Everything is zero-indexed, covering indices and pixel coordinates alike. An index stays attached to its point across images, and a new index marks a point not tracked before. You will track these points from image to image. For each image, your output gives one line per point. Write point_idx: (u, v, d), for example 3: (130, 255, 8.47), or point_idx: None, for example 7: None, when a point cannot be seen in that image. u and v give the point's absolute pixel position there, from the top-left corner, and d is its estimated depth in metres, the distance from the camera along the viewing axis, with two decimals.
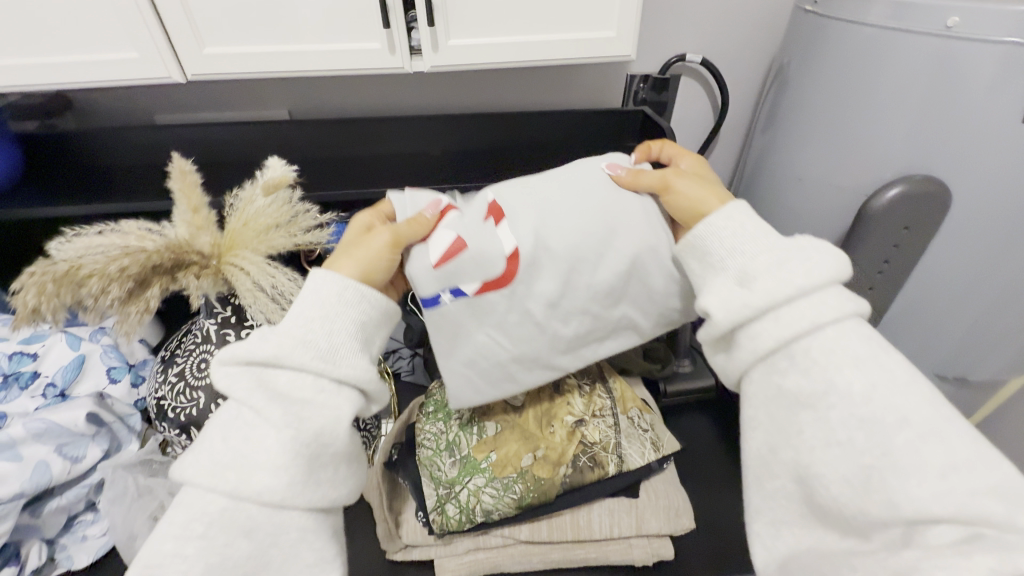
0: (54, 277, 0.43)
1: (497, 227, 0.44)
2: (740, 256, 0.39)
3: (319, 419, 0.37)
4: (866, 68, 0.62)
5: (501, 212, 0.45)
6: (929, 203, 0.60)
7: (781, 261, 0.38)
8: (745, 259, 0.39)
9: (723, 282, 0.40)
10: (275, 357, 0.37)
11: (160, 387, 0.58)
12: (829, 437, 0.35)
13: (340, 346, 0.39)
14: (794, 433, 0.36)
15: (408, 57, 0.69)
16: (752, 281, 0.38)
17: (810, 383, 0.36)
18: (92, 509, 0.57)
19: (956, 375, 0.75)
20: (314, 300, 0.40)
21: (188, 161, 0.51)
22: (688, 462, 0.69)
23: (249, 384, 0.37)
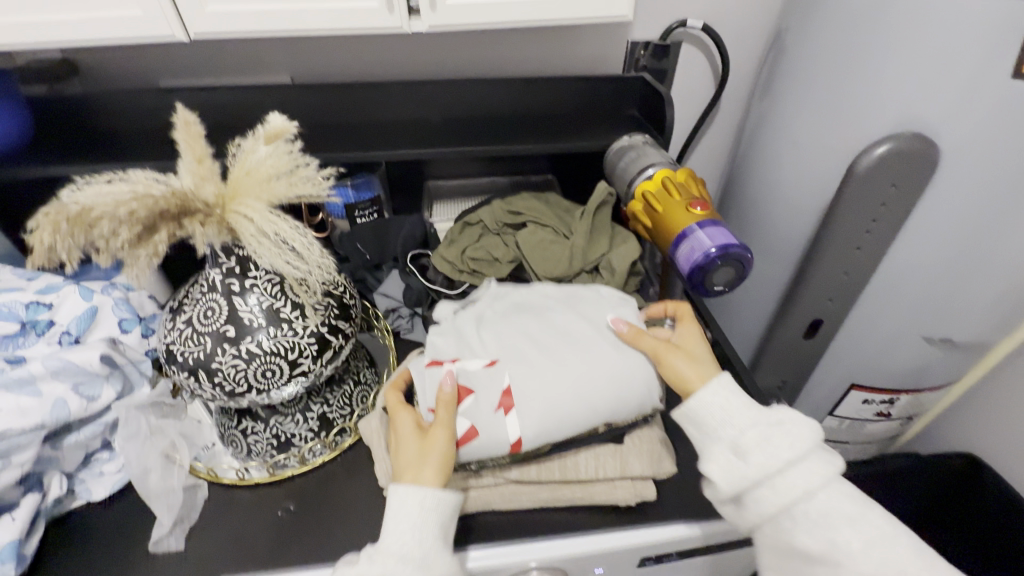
0: (68, 217, 0.45)
1: (507, 416, 0.54)
2: (731, 428, 0.52)
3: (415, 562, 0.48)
4: (862, 29, 0.63)
5: (510, 403, 0.55)
6: (917, 162, 0.61)
7: (765, 435, 0.50)
8: (735, 433, 0.52)
9: (722, 451, 0.51)
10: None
11: (169, 334, 0.60)
12: (802, 530, 0.49)
13: (429, 555, 0.49)
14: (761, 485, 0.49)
15: (406, 16, 0.69)
16: (744, 454, 0.50)
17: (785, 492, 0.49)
18: (106, 448, 0.61)
19: (942, 337, 0.76)
20: (405, 514, 0.50)
21: (192, 113, 0.53)
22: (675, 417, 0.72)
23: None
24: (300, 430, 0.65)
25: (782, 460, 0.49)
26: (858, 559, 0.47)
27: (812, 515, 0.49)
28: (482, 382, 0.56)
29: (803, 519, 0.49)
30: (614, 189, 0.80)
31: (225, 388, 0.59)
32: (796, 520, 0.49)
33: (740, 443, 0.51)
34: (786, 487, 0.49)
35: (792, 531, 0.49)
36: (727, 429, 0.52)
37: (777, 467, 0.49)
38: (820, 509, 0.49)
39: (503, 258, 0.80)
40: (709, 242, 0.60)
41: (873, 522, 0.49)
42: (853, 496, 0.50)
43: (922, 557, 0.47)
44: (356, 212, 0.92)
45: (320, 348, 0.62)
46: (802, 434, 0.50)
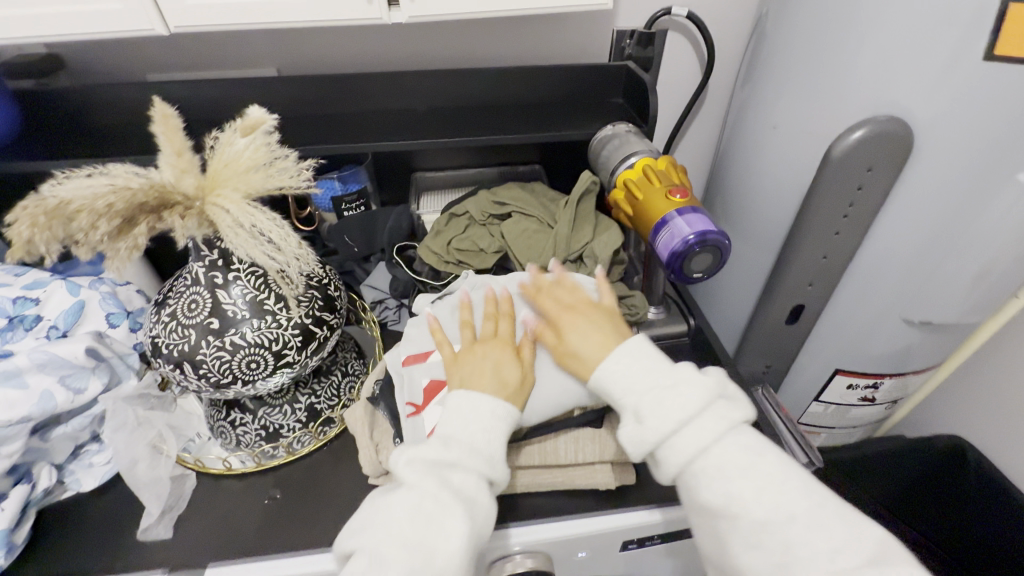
0: (46, 211, 0.46)
1: None
2: (631, 396, 0.52)
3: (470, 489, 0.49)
4: (838, 14, 0.63)
5: None
6: (896, 145, 0.60)
7: (658, 398, 0.50)
8: (634, 398, 0.51)
9: (626, 419, 0.52)
10: (453, 464, 0.50)
11: (154, 327, 0.61)
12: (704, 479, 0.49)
13: (492, 457, 0.51)
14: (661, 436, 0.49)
15: (386, 7, 0.69)
16: (644, 416, 0.50)
17: (688, 446, 0.49)
18: (96, 440, 0.62)
19: (922, 321, 0.77)
20: (473, 419, 0.52)
21: (169, 106, 0.53)
22: None
23: (437, 485, 0.48)
24: (288, 421, 0.66)
25: (676, 419, 0.49)
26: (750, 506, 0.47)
27: (715, 472, 0.48)
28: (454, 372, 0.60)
29: (701, 473, 0.49)
30: (598, 178, 0.81)
31: (210, 379, 0.60)
32: (702, 477, 0.49)
33: (637, 410, 0.51)
34: (685, 443, 0.49)
35: (697, 487, 0.49)
36: (628, 401, 0.52)
37: (672, 426, 0.49)
38: (719, 462, 0.49)
39: (488, 249, 0.81)
40: (687, 229, 0.60)
41: (764, 472, 0.48)
42: (749, 446, 0.49)
43: (808, 497, 0.47)
44: (343, 205, 0.92)
45: (305, 339, 0.63)
46: (694, 394, 0.50)
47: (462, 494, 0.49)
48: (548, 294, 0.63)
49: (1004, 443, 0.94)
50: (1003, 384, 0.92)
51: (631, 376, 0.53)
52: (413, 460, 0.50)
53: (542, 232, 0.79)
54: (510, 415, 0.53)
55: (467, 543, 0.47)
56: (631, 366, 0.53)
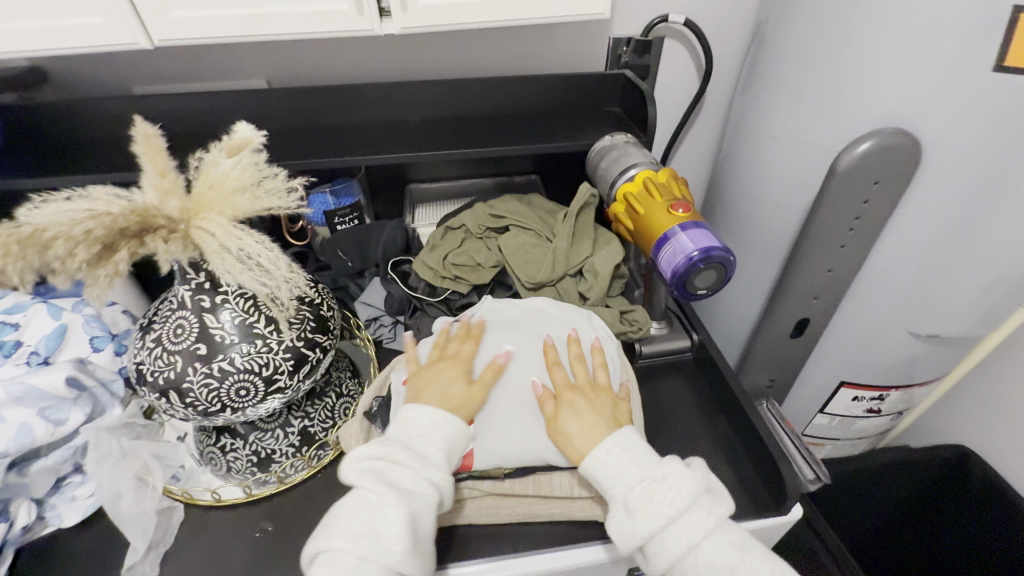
0: (19, 240, 0.43)
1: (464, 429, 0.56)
2: (620, 486, 0.50)
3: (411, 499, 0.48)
4: (840, 23, 0.61)
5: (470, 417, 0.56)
6: (902, 157, 0.59)
7: (647, 491, 0.49)
8: (623, 489, 0.50)
9: (615, 511, 0.50)
10: (390, 463, 0.50)
11: (139, 353, 0.59)
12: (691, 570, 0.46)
13: (431, 459, 0.51)
14: (648, 534, 0.47)
15: (377, 18, 0.67)
16: (632, 509, 0.48)
17: (678, 548, 0.46)
18: (79, 471, 0.59)
19: (928, 333, 0.76)
20: (422, 429, 0.53)
21: (152, 125, 0.51)
22: (661, 422, 0.71)
23: (373, 479, 0.48)
24: (281, 446, 0.64)
25: (664, 516, 0.47)
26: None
27: (704, 565, 0.46)
28: None
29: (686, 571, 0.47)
30: (596, 190, 0.79)
31: (198, 407, 0.58)
32: (690, 568, 0.46)
33: (625, 501, 0.49)
34: (674, 540, 0.47)
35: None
36: (613, 484, 0.50)
37: (662, 522, 0.47)
38: (708, 558, 0.46)
39: (486, 263, 0.79)
40: (690, 246, 0.59)
41: (753, 567, 0.46)
42: (734, 541, 0.47)
43: None
44: (336, 218, 0.90)
45: (297, 363, 0.61)
46: (681, 488, 0.48)
47: (401, 490, 0.48)
48: (558, 367, 0.59)
49: (1012, 453, 0.92)
50: (1009, 394, 0.91)
51: (621, 468, 0.51)
52: (355, 461, 0.50)
53: (540, 246, 0.78)
54: (455, 433, 0.53)
55: (410, 529, 0.46)
56: (621, 457, 0.52)
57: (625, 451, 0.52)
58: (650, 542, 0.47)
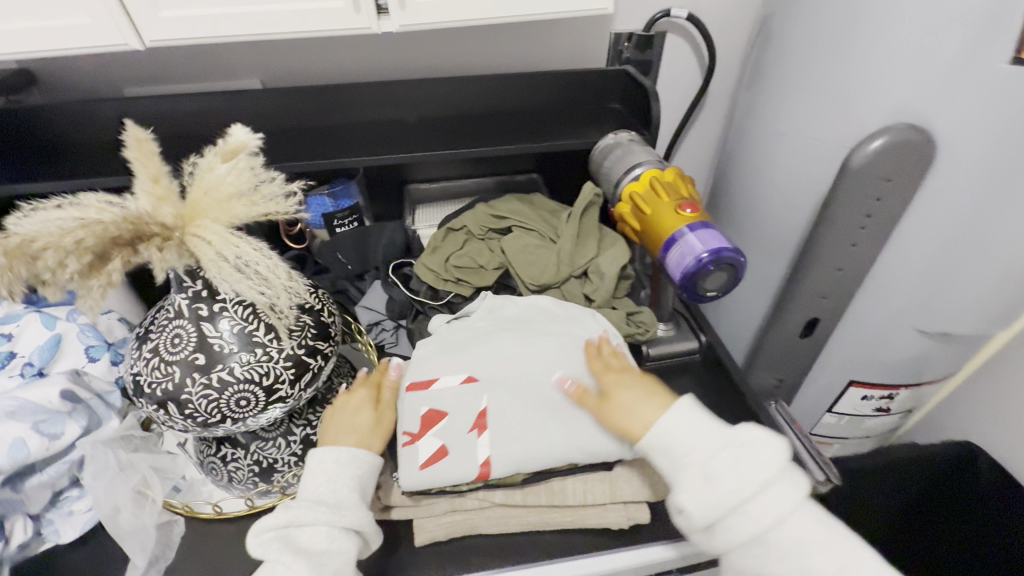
0: (6, 251, 0.42)
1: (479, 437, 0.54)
2: (698, 454, 0.49)
3: (323, 559, 0.47)
4: (848, 16, 0.60)
5: (484, 423, 0.55)
6: (915, 152, 0.57)
7: (733, 458, 0.48)
8: (701, 458, 0.49)
9: (691, 480, 0.48)
10: (295, 523, 0.48)
11: (136, 364, 0.57)
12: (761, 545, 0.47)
13: (345, 503, 0.50)
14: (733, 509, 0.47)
15: (374, 16, 0.65)
16: (714, 478, 0.47)
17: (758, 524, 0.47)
18: (77, 485, 0.58)
19: (939, 331, 0.74)
20: (336, 478, 0.51)
21: (145, 129, 0.50)
22: None
23: (280, 547, 0.47)
24: (282, 455, 0.63)
25: (759, 483, 0.46)
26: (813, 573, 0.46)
27: (790, 538, 0.47)
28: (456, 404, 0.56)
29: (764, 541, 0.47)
30: (600, 190, 0.78)
31: (197, 418, 0.56)
32: (768, 541, 0.47)
33: (702, 473, 0.48)
34: (756, 515, 0.46)
35: (762, 555, 0.47)
36: (682, 453, 0.49)
37: (751, 490, 0.46)
38: (791, 530, 0.47)
39: (488, 265, 0.78)
40: (699, 247, 0.58)
41: (829, 539, 0.48)
42: (820, 518, 0.48)
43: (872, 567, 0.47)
44: (335, 221, 0.88)
45: (298, 372, 0.59)
46: (770, 455, 0.48)
47: (313, 551, 0.47)
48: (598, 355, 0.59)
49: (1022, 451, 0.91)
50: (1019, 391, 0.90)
51: (690, 440, 0.50)
52: (258, 533, 0.48)
53: (544, 247, 0.76)
54: (364, 464, 0.53)
55: None
56: (691, 428, 0.50)
57: (696, 422, 0.51)
58: (727, 518, 0.47)
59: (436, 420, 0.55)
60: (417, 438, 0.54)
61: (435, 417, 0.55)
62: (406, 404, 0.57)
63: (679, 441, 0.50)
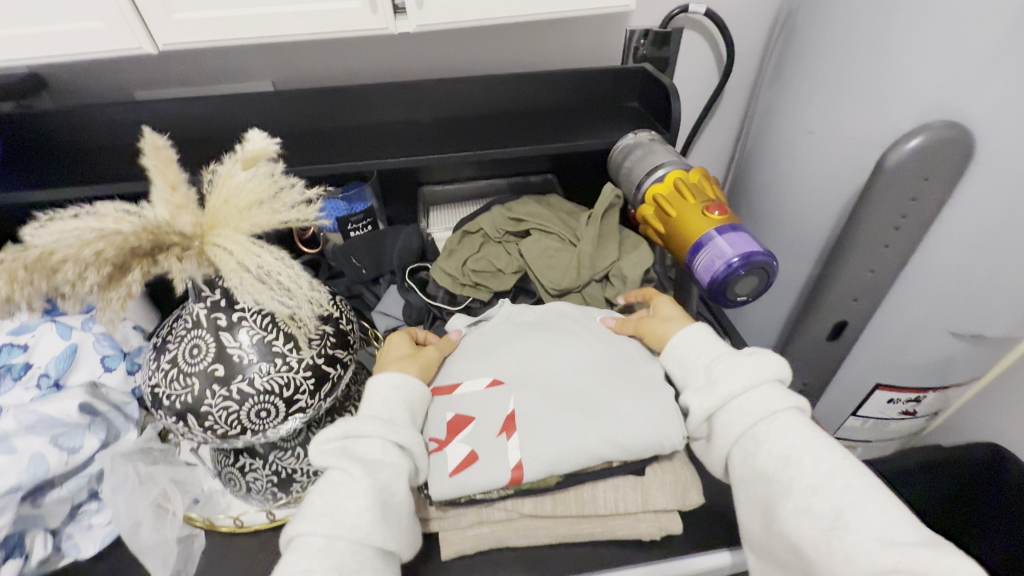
0: (25, 264, 0.40)
1: (508, 440, 0.52)
2: (703, 360, 0.55)
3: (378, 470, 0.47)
4: (880, 10, 0.58)
5: (513, 426, 0.53)
6: (953, 150, 0.55)
7: (728, 362, 0.52)
8: (705, 364, 0.54)
9: (695, 382, 0.54)
10: (349, 437, 0.48)
11: (153, 375, 0.56)
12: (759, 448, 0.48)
13: (398, 420, 0.50)
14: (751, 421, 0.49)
15: (392, 16, 0.64)
16: (714, 379, 0.52)
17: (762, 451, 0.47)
18: (95, 498, 0.57)
19: (973, 333, 0.72)
20: (379, 399, 0.52)
21: (161, 135, 0.48)
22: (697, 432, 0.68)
23: (340, 452, 0.47)
24: (302, 464, 0.62)
25: (746, 378, 0.50)
26: (803, 475, 0.45)
27: (777, 435, 0.48)
28: (483, 409, 0.55)
29: (758, 438, 0.49)
30: (621, 191, 0.76)
31: (216, 431, 0.55)
32: (764, 443, 0.48)
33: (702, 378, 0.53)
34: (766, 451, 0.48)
35: (754, 450, 0.49)
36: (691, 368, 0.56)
37: (742, 385, 0.50)
38: (782, 427, 0.48)
39: (507, 269, 0.76)
40: (729, 251, 0.56)
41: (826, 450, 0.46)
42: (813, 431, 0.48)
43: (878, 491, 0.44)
44: (349, 225, 0.87)
45: (318, 381, 0.58)
46: (769, 362, 0.51)
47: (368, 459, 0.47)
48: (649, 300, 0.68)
49: None
50: None
51: (700, 352, 0.56)
52: (320, 443, 0.47)
53: (565, 251, 0.74)
54: (416, 392, 0.54)
55: (377, 502, 0.45)
56: (702, 345, 0.56)
57: (708, 341, 0.56)
58: (722, 416, 0.51)
59: (462, 426, 0.54)
60: (444, 445, 0.53)
61: (461, 421, 0.54)
62: (432, 409, 0.56)
63: (687, 352, 0.56)
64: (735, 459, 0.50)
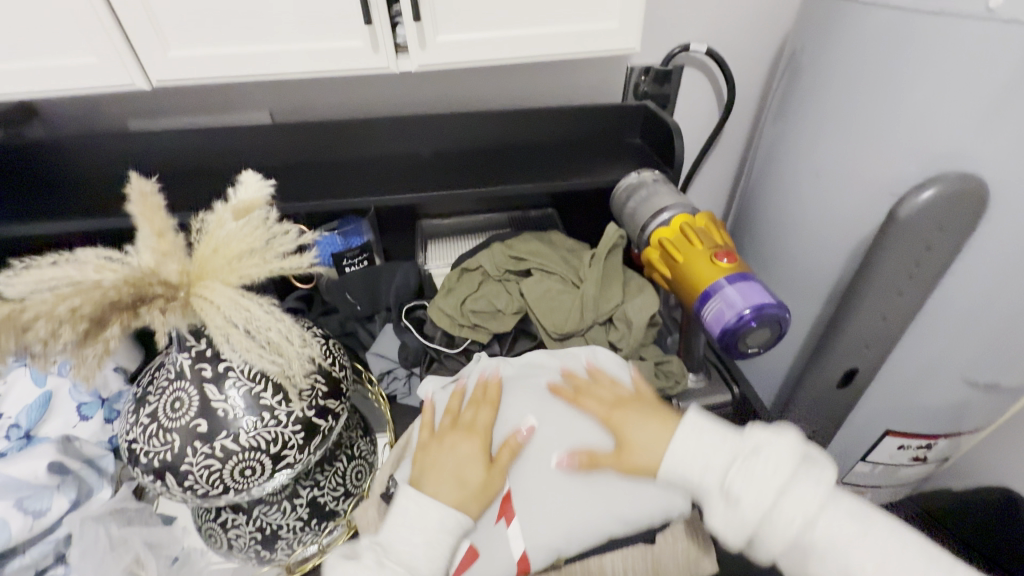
0: None
1: (508, 528, 0.50)
2: (711, 473, 0.46)
3: None
4: (889, 58, 0.58)
5: (511, 511, 0.51)
6: (968, 203, 0.54)
7: (742, 471, 0.45)
8: (714, 474, 0.46)
9: (714, 503, 0.46)
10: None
11: (131, 429, 0.52)
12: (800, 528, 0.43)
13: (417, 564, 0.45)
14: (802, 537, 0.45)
15: (393, 55, 0.62)
16: (734, 497, 0.44)
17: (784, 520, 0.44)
18: (62, 562, 0.51)
19: (986, 382, 0.70)
20: (413, 523, 0.47)
21: (149, 180, 0.46)
22: None
23: None
24: (288, 520, 0.58)
25: (777, 489, 0.43)
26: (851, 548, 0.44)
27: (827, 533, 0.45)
28: None
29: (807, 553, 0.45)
30: (624, 231, 0.74)
31: (197, 490, 0.51)
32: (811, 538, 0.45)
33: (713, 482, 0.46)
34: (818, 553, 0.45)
35: (805, 559, 0.46)
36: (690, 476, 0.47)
37: (770, 499, 0.43)
38: (833, 530, 0.45)
39: (506, 309, 0.74)
40: (740, 303, 0.54)
41: (876, 536, 0.45)
42: (853, 512, 0.46)
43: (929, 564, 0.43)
44: (344, 260, 0.84)
45: (308, 434, 0.55)
46: (779, 457, 0.44)
47: None
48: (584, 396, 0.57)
49: None
50: None
51: (696, 457, 0.47)
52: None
53: (566, 291, 0.72)
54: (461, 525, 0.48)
55: None
56: (696, 444, 0.48)
57: (703, 437, 0.48)
58: (763, 534, 0.45)
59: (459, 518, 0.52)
60: None
61: None
62: None
63: (682, 464, 0.48)
64: (784, 561, 0.47)
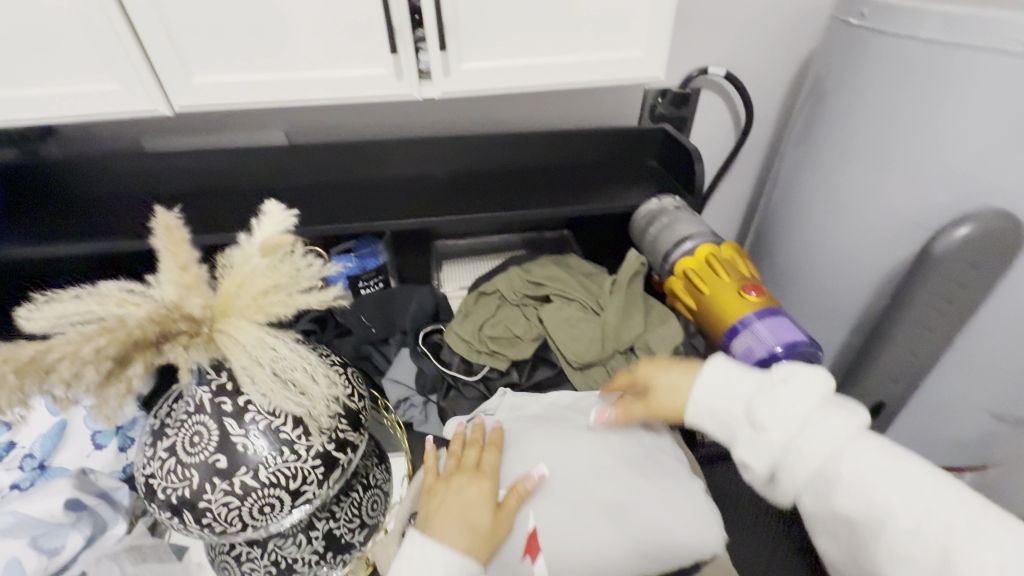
0: (16, 366, 0.36)
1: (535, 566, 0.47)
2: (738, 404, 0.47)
3: None
4: (924, 88, 0.57)
5: (537, 548, 0.47)
6: (1005, 239, 0.53)
7: (767, 398, 0.45)
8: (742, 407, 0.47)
9: (740, 430, 0.46)
10: None
11: (149, 464, 0.51)
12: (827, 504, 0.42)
13: None
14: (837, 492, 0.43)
15: (416, 81, 0.62)
16: (759, 423, 0.44)
17: None
18: None
19: (1015, 417, 0.69)
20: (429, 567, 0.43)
21: (174, 213, 0.45)
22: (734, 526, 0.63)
23: None
24: (303, 553, 0.58)
25: (796, 417, 0.43)
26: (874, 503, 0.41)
27: (851, 473, 0.42)
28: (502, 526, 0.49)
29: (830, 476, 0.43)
30: (645, 259, 0.74)
31: (214, 528, 0.50)
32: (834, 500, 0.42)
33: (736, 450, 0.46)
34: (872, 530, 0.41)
35: (828, 491, 0.43)
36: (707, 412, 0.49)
37: (793, 427, 0.43)
38: (853, 467, 0.42)
39: (525, 336, 0.73)
40: (771, 339, 0.53)
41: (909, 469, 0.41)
42: (883, 451, 0.42)
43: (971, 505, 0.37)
44: (360, 283, 0.83)
45: (327, 469, 0.54)
46: (811, 384, 0.43)
47: None
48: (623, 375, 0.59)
49: None
50: None
51: (723, 388, 0.49)
52: None
53: (586, 320, 0.71)
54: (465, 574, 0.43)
55: None
56: (724, 381, 0.49)
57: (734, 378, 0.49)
58: None
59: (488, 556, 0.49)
60: None
61: None
62: None
63: (711, 393, 0.50)
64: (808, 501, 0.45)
